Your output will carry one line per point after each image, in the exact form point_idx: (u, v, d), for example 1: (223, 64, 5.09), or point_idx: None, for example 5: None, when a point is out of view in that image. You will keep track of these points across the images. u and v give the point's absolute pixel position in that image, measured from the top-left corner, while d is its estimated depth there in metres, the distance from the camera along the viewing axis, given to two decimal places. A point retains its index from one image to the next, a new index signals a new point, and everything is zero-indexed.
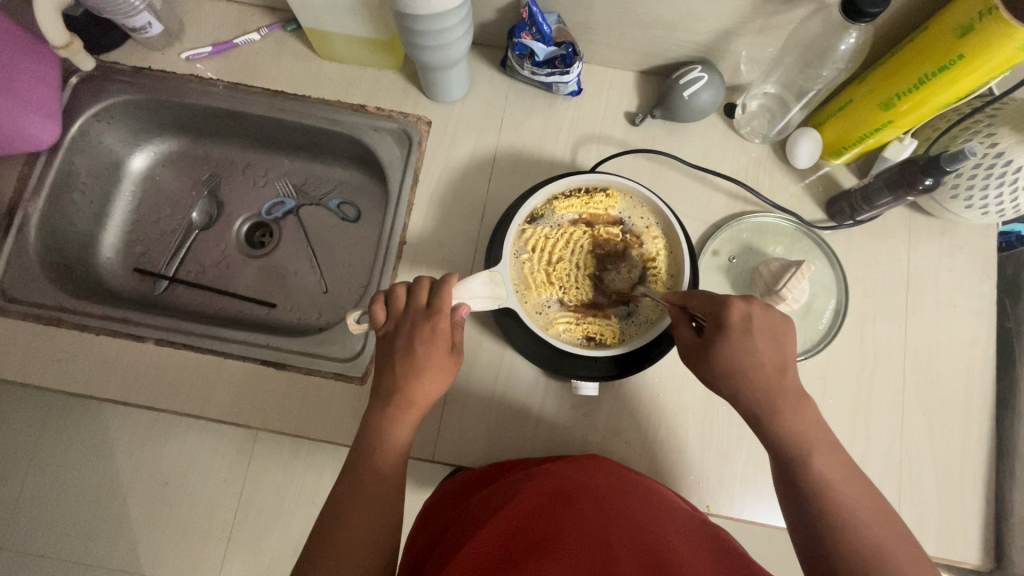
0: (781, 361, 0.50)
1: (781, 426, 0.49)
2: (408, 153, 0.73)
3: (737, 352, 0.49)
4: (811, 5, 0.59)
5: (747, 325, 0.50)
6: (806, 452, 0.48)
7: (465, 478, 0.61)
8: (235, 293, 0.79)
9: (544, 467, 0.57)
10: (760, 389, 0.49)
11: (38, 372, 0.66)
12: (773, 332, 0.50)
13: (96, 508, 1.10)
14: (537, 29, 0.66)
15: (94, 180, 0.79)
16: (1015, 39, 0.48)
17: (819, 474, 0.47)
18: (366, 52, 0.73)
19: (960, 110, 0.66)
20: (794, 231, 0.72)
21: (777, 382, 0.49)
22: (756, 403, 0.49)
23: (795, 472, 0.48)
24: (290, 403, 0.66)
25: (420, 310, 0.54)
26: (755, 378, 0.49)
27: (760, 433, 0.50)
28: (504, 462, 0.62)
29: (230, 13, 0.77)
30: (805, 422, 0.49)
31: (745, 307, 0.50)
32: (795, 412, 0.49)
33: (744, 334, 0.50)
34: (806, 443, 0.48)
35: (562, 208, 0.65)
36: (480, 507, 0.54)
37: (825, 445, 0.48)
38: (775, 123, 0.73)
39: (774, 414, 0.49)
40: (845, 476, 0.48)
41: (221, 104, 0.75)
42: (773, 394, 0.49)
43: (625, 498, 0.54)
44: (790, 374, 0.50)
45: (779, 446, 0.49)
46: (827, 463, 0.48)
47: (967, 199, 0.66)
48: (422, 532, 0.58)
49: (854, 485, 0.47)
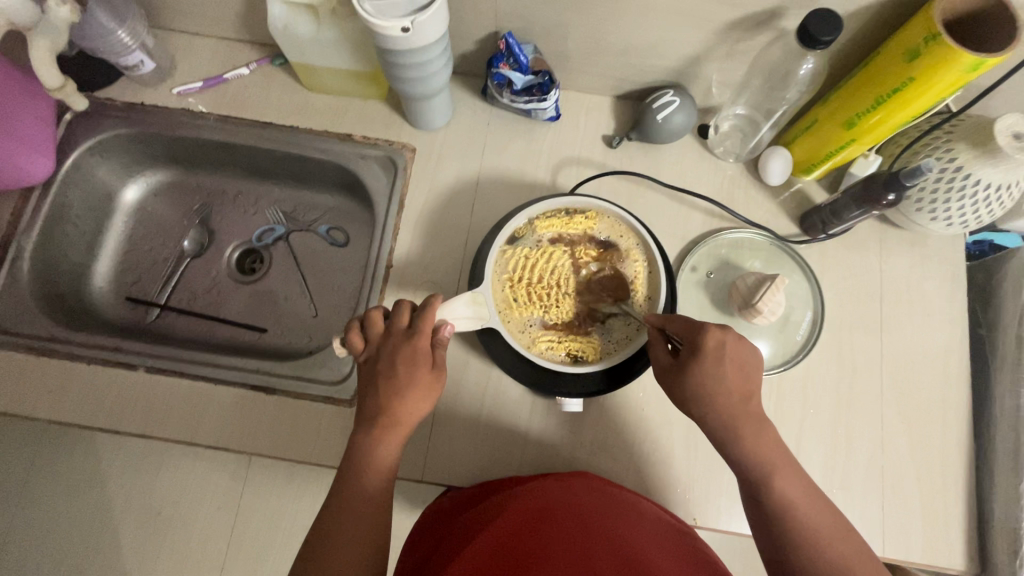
0: (750, 388, 0.51)
1: (749, 451, 0.50)
2: (394, 179, 0.75)
3: (708, 379, 0.51)
4: (772, 32, 0.63)
5: (722, 353, 0.51)
6: (771, 476, 0.50)
7: (453, 499, 0.62)
8: (226, 319, 0.81)
9: (529, 484, 0.58)
10: (729, 414, 0.51)
11: (30, 403, 0.66)
12: (744, 361, 0.52)
13: (86, 542, 1.09)
14: (514, 59, 0.69)
15: (87, 213, 0.80)
16: (960, 62, 0.51)
17: (785, 499, 0.49)
18: (352, 83, 0.76)
19: (921, 126, 0.69)
20: (769, 245, 0.74)
21: (745, 410, 0.51)
22: (723, 429, 0.51)
23: (762, 495, 0.50)
24: (279, 426, 0.67)
25: (401, 331, 0.56)
26: (723, 405, 0.51)
27: (726, 455, 0.52)
28: (491, 482, 0.62)
29: (221, 48, 0.80)
30: (770, 446, 0.51)
31: (720, 335, 0.51)
32: (759, 437, 0.51)
33: (717, 362, 0.51)
34: (769, 467, 0.50)
35: (542, 228, 0.66)
36: (465, 527, 0.54)
37: (790, 468, 0.50)
38: (747, 142, 0.76)
39: (736, 439, 0.51)
40: (808, 499, 0.49)
41: (211, 135, 0.78)
42: (742, 421, 0.51)
43: (604, 515, 0.54)
44: (755, 400, 0.52)
45: (744, 469, 0.51)
46: (795, 488, 0.50)
47: (932, 211, 0.68)
48: (413, 552, 0.59)
49: (820, 511, 0.49)
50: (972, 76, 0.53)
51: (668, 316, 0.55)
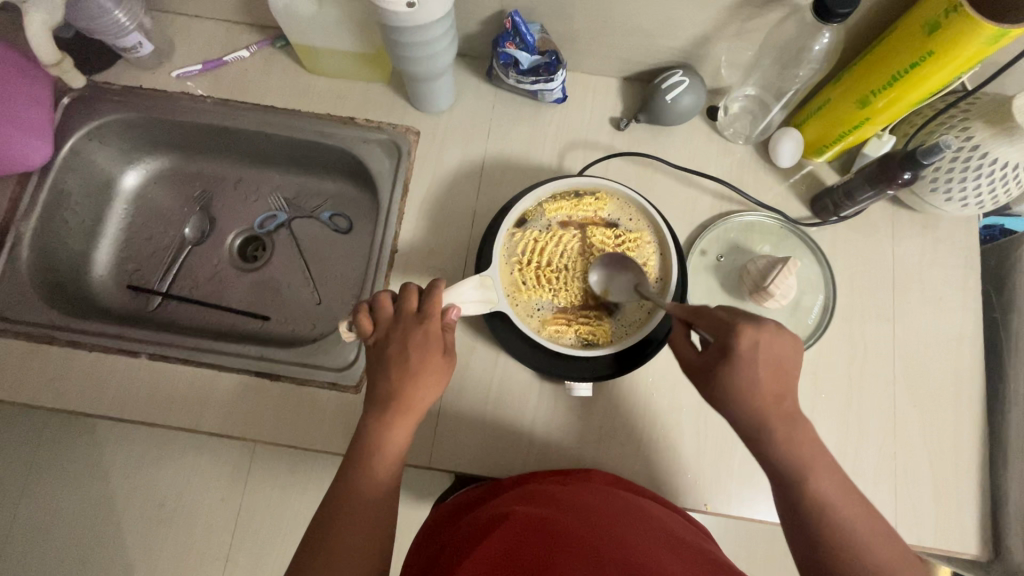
0: (784, 389, 0.49)
1: (783, 450, 0.49)
2: (398, 163, 0.74)
3: (741, 380, 0.49)
4: (784, 9, 0.61)
5: (756, 353, 0.48)
6: (806, 475, 0.48)
7: (461, 500, 0.63)
8: (228, 307, 0.80)
9: (536, 487, 0.58)
10: (761, 417, 0.49)
11: (32, 391, 0.66)
12: (779, 360, 0.49)
13: (89, 535, 1.09)
14: (520, 39, 0.67)
15: (87, 199, 0.79)
16: (981, 35, 0.50)
17: (821, 500, 0.47)
18: (354, 65, 0.75)
19: (934, 106, 0.68)
20: (780, 229, 0.73)
21: (779, 411, 0.49)
22: (755, 428, 0.49)
23: (795, 497, 0.48)
24: (284, 414, 0.66)
25: (411, 316, 0.54)
26: (756, 404, 0.49)
27: (759, 454, 0.50)
28: (498, 482, 0.63)
29: (220, 31, 0.78)
30: (805, 447, 0.49)
31: (755, 334, 0.48)
32: (795, 436, 0.49)
33: (751, 365, 0.48)
34: (805, 466, 0.48)
35: (551, 210, 0.65)
36: (474, 527, 0.53)
37: (826, 467, 0.48)
38: (757, 124, 0.74)
39: (769, 437, 0.49)
40: (843, 498, 0.48)
41: (211, 120, 0.76)
42: (775, 422, 0.49)
43: (610, 514, 0.54)
44: (790, 399, 0.50)
45: (777, 467, 0.49)
46: (831, 489, 0.48)
47: (946, 191, 0.67)
48: (419, 553, 0.58)
49: (856, 511, 0.47)
50: (991, 51, 0.52)
51: (696, 311, 0.52)
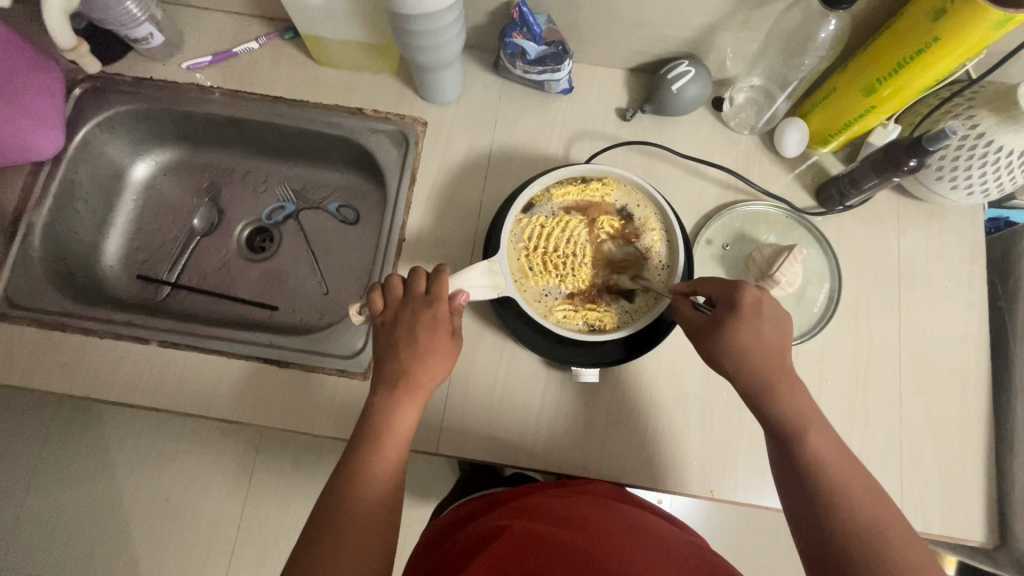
0: (784, 346, 0.52)
1: (782, 405, 0.51)
2: (406, 154, 0.75)
3: (745, 334, 0.51)
4: None
5: (759, 309, 0.51)
6: (804, 432, 0.50)
7: (462, 513, 0.64)
8: (236, 297, 0.80)
9: (538, 500, 0.58)
10: (764, 369, 0.51)
11: (44, 377, 0.66)
12: (780, 320, 0.52)
13: (96, 529, 1.10)
14: (528, 30, 0.68)
15: (97, 191, 0.80)
16: (986, 20, 0.50)
17: (817, 456, 0.49)
18: (362, 56, 0.75)
19: (939, 95, 0.68)
20: (786, 218, 0.73)
21: (779, 365, 0.51)
22: (757, 384, 0.51)
23: (794, 454, 0.50)
24: (293, 401, 0.66)
25: (420, 298, 0.55)
26: (759, 359, 0.51)
27: (759, 412, 0.52)
28: (496, 496, 0.65)
29: (230, 24, 0.79)
30: (802, 403, 0.51)
31: (757, 293, 0.52)
32: (793, 394, 0.51)
33: (754, 318, 0.51)
34: (803, 422, 0.50)
35: (558, 196, 0.66)
36: (475, 538, 0.53)
37: (821, 426, 0.50)
38: (762, 114, 0.75)
39: (771, 394, 0.51)
40: (840, 457, 0.49)
41: (220, 110, 0.77)
42: (775, 375, 0.51)
43: (608, 524, 0.54)
44: (789, 359, 0.52)
45: (776, 423, 0.51)
46: (827, 447, 0.49)
47: (951, 178, 0.67)
48: (419, 564, 0.58)
49: (852, 471, 0.49)
50: (995, 36, 0.52)
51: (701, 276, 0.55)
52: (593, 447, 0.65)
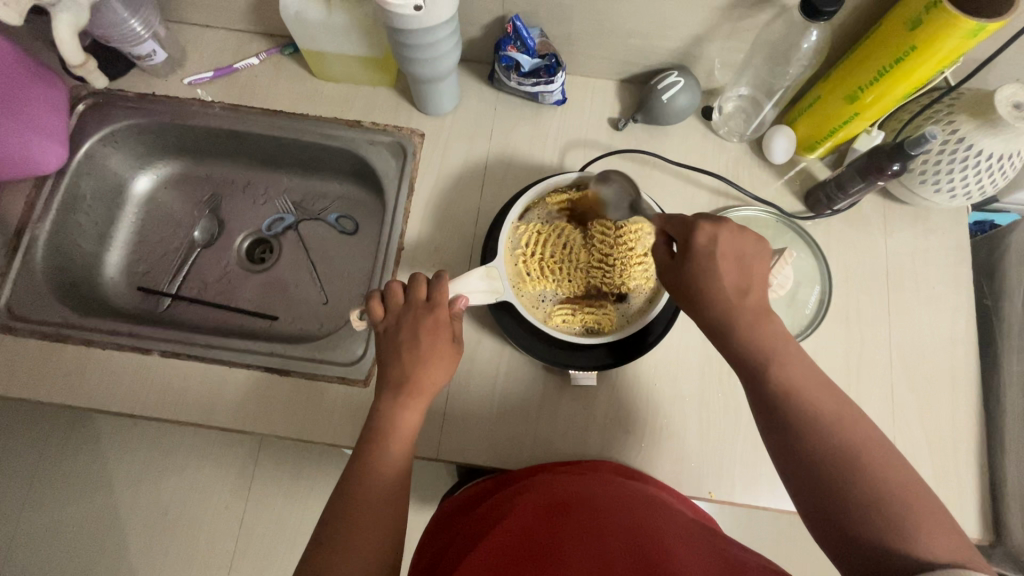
0: (746, 282, 0.50)
1: (747, 341, 0.48)
2: (403, 164, 0.76)
3: (701, 274, 0.50)
4: (773, 9, 0.64)
5: (713, 247, 0.50)
6: (772, 366, 0.48)
7: (469, 493, 0.63)
8: (237, 307, 0.81)
9: (542, 477, 0.58)
10: (725, 309, 0.49)
11: (47, 389, 0.67)
12: (739, 254, 0.50)
13: (94, 544, 1.09)
14: (522, 43, 0.71)
15: (98, 203, 0.81)
16: (959, 29, 0.52)
17: (789, 390, 0.47)
18: (360, 70, 0.77)
19: (920, 101, 0.71)
20: (776, 223, 0.75)
21: (742, 303, 0.49)
22: (718, 322, 0.50)
23: (763, 394, 0.48)
24: (294, 408, 0.67)
25: (421, 303, 0.56)
26: (718, 298, 0.49)
27: (725, 350, 0.50)
28: (502, 475, 0.63)
29: (230, 41, 0.81)
30: (772, 335, 0.49)
31: (712, 230, 0.50)
32: (758, 327, 0.49)
33: (709, 257, 0.50)
34: (771, 355, 0.48)
35: (554, 204, 0.67)
36: (481, 519, 0.53)
37: (791, 356, 0.48)
38: (750, 122, 0.77)
39: (734, 333, 0.49)
40: (816, 386, 0.47)
41: (221, 124, 0.79)
42: (740, 309, 0.49)
43: (615, 504, 0.52)
44: (753, 294, 0.50)
45: (744, 360, 0.49)
46: (797, 375, 0.47)
47: (936, 182, 0.69)
48: (426, 548, 0.57)
49: (827, 399, 0.47)
50: (969, 45, 0.54)
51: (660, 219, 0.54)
52: (592, 450, 0.66)
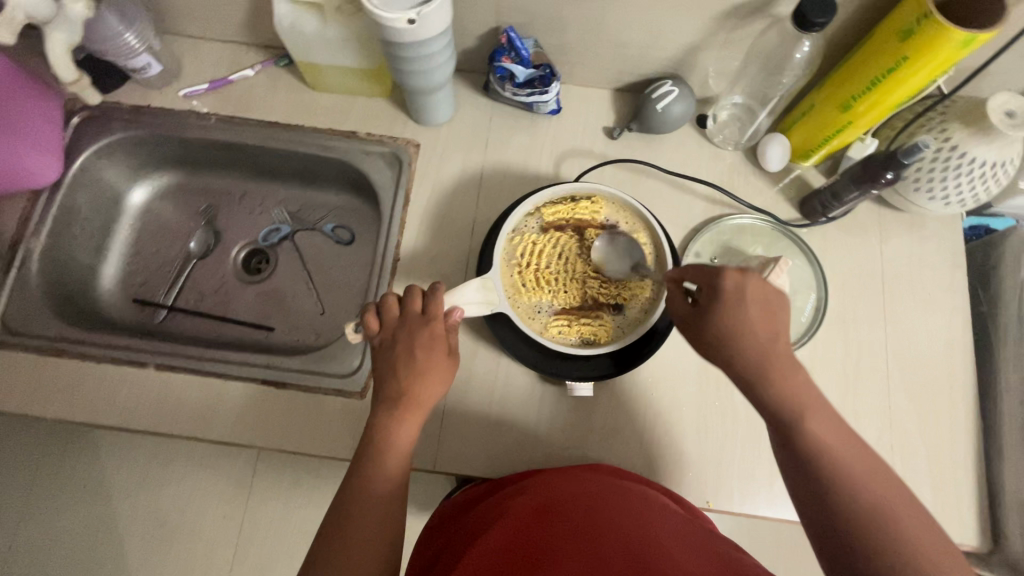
0: (777, 331, 0.48)
1: (777, 395, 0.47)
2: (399, 175, 0.76)
3: (730, 322, 0.48)
4: (767, 19, 0.65)
5: (743, 294, 0.47)
6: (802, 420, 0.47)
7: (465, 495, 0.62)
8: (234, 318, 0.81)
9: (537, 478, 0.57)
10: (756, 359, 0.47)
11: (42, 403, 0.66)
12: (769, 302, 0.48)
13: (91, 555, 1.08)
14: (515, 53, 0.71)
15: (94, 215, 0.81)
16: (950, 39, 0.52)
17: (819, 445, 0.46)
18: (355, 81, 0.78)
19: (914, 109, 0.71)
20: (771, 230, 0.75)
21: (773, 353, 0.48)
22: (749, 373, 0.48)
23: (795, 445, 0.47)
24: (291, 421, 0.67)
25: (417, 316, 0.56)
26: (749, 348, 0.47)
27: (755, 400, 0.49)
28: (502, 478, 0.62)
29: (226, 52, 0.82)
30: (803, 387, 0.47)
31: (741, 276, 0.48)
32: (789, 379, 0.47)
33: (740, 304, 0.47)
34: (801, 410, 0.47)
35: (548, 214, 0.67)
36: (476, 522, 0.53)
37: (821, 411, 0.47)
38: (745, 131, 0.78)
39: (765, 385, 0.47)
40: (845, 443, 0.46)
41: (217, 136, 0.79)
42: (772, 361, 0.47)
43: (611, 504, 0.52)
44: (784, 343, 0.48)
45: (773, 413, 0.48)
46: (830, 435, 0.46)
47: (929, 189, 0.69)
48: (425, 548, 0.57)
49: (856, 457, 0.46)
50: (962, 54, 0.54)
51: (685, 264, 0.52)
52: (590, 461, 0.66)
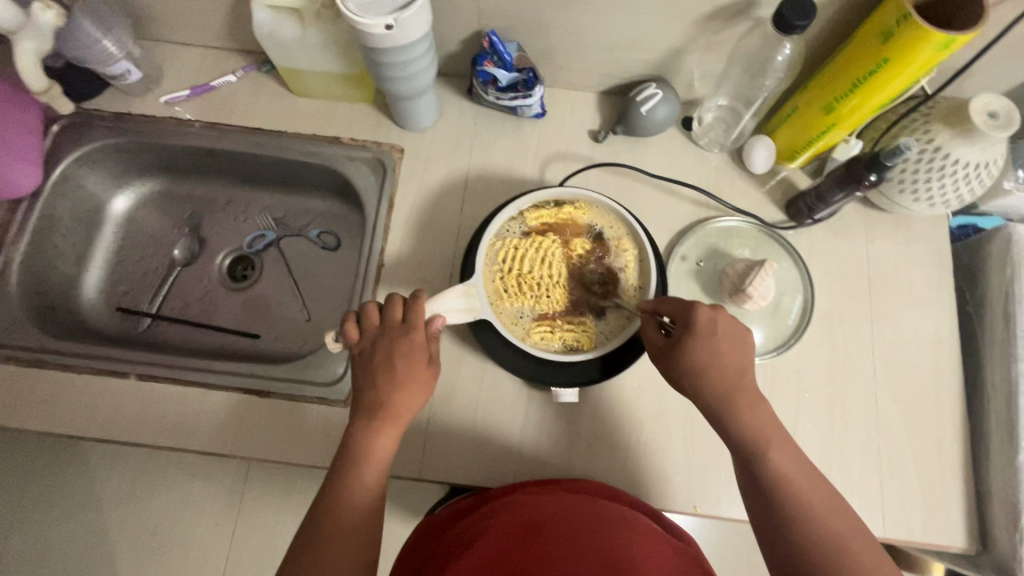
0: (743, 364, 0.53)
1: (744, 425, 0.51)
2: (383, 180, 0.76)
3: (702, 353, 0.52)
4: (748, 22, 0.65)
5: (713, 327, 0.52)
6: (766, 451, 0.50)
7: (449, 510, 0.61)
8: (219, 326, 0.80)
9: (516, 497, 0.56)
10: (724, 387, 0.52)
11: (22, 415, 0.66)
12: (736, 339, 0.53)
13: (81, 565, 1.07)
14: (498, 57, 0.70)
15: (76, 224, 0.80)
16: (930, 41, 0.52)
17: (781, 476, 0.49)
18: (337, 87, 0.77)
19: (898, 110, 0.71)
20: (758, 233, 0.75)
21: (740, 385, 0.52)
22: (717, 402, 0.52)
23: (756, 475, 0.50)
24: (274, 430, 0.66)
25: (397, 325, 0.56)
26: (717, 379, 0.52)
27: (722, 431, 0.53)
28: (486, 492, 0.62)
29: (208, 58, 0.81)
30: (765, 421, 0.52)
31: (711, 313, 0.53)
32: (754, 412, 0.52)
33: (709, 336, 0.52)
34: (765, 440, 0.51)
35: (531, 219, 0.67)
36: (456, 539, 0.53)
37: (783, 444, 0.51)
38: (730, 132, 0.77)
39: (732, 415, 0.52)
40: (804, 476, 0.49)
41: (199, 143, 0.78)
42: (738, 392, 0.52)
43: (590, 523, 0.51)
44: (749, 376, 0.53)
45: (739, 443, 0.51)
46: (791, 467, 0.50)
47: (914, 191, 0.69)
48: (406, 563, 0.57)
49: (814, 491, 0.49)
50: (943, 56, 0.54)
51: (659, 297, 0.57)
52: (576, 467, 0.65)
